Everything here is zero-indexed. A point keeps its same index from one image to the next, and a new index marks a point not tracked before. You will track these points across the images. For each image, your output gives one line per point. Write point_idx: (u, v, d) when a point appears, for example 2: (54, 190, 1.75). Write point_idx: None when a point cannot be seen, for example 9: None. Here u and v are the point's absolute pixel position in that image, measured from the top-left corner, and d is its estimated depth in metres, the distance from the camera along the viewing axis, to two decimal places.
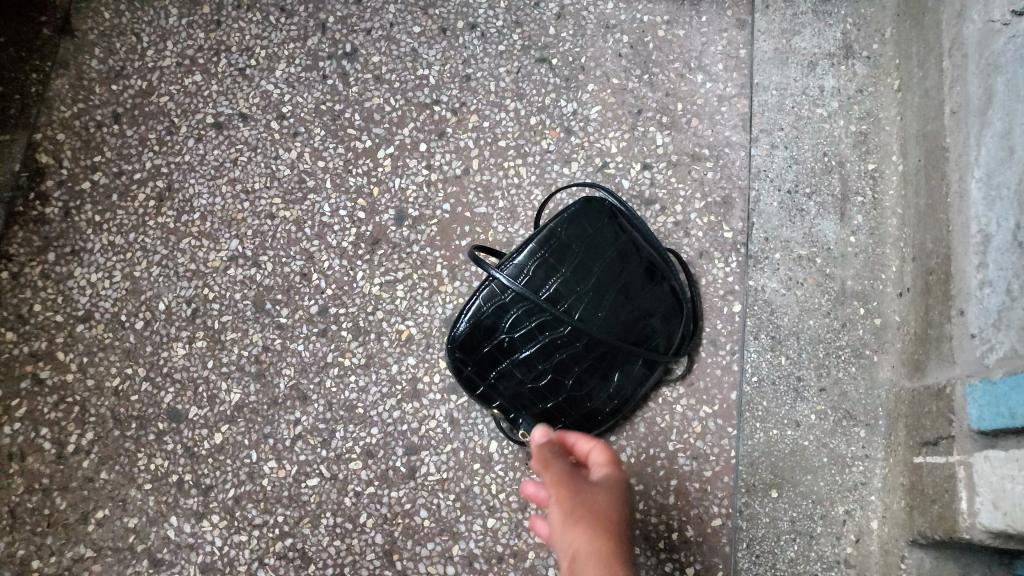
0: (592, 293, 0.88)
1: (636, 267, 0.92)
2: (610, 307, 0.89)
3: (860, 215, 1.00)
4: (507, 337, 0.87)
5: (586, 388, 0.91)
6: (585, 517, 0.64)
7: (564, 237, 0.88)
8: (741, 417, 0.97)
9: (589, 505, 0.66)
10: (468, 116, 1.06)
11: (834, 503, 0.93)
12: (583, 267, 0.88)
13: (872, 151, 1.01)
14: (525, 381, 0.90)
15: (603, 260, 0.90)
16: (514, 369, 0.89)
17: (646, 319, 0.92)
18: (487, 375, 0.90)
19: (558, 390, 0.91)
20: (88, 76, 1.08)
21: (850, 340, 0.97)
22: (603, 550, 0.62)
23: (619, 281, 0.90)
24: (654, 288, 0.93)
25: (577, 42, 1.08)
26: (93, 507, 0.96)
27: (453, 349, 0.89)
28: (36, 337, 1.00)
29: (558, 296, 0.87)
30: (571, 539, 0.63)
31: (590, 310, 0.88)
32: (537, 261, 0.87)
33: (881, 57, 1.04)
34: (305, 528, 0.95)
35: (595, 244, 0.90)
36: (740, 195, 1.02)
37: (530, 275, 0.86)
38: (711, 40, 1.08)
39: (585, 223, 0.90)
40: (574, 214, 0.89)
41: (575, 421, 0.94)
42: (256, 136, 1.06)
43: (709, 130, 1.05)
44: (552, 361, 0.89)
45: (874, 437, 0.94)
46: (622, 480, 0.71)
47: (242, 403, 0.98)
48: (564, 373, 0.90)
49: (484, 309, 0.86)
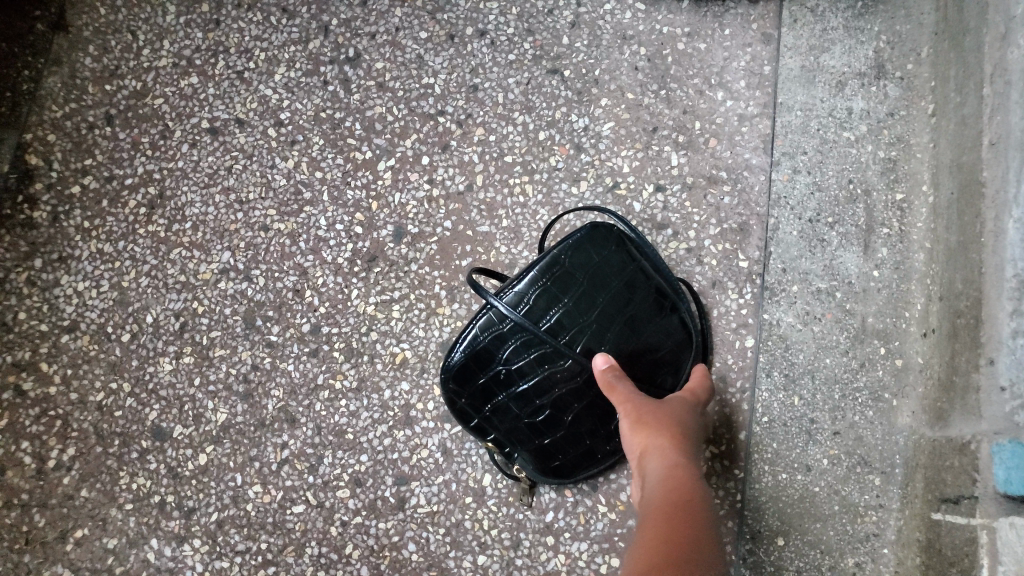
0: (594, 325, 0.83)
1: (645, 298, 0.86)
2: (614, 341, 0.84)
3: (885, 248, 0.92)
4: (504, 368, 0.82)
5: (586, 425, 0.86)
6: (652, 424, 0.74)
7: (569, 265, 0.83)
8: (748, 459, 0.92)
9: (658, 414, 0.75)
10: (474, 128, 1.01)
11: (844, 555, 0.87)
12: (588, 297, 0.83)
13: (902, 180, 0.93)
14: (522, 416, 0.85)
15: (609, 291, 0.84)
16: (510, 402, 0.84)
17: (652, 354, 0.86)
18: (483, 409, 0.85)
19: (557, 425, 0.86)
20: (81, 75, 1.04)
21: (869, 381, 0.90)
22: (667, 443, 0.71)
23: (624, 313, 0.84)
24: (663, 320, 0.87)
25: (591, 53, 1.02)
26: (73, 525, 0.93)
27: (446, 381, 0.84)
28: (19, 346, 0.97)
29: (560, 327, 0.82)
30: (640, 439, 0.73)
31: (593, 343, 0.83)
32: (538, 290, 0.82)
33: (915, 79, 0.94)
34: (288, 557, 0.91)
35: (602, 273, 0.84)
36: (757, 222, 0.97)
37: (531, 305, 0.82)
38: (734, 55, 1.01)
39: (592, 250, 0.84)
40: (580, 241, 0.84)
41: (575, 459, 0.88)
42: (253, 144, 1.02)
43: (728, 152, 0.99)
44: (551, 396, 0.84)
45: (890, 486, 0.87)
46: (695, 402, 0.79)
47: (229, 423, 0.95)
48: (563, 409, 0.85)
49: (481, 339, 0.81)
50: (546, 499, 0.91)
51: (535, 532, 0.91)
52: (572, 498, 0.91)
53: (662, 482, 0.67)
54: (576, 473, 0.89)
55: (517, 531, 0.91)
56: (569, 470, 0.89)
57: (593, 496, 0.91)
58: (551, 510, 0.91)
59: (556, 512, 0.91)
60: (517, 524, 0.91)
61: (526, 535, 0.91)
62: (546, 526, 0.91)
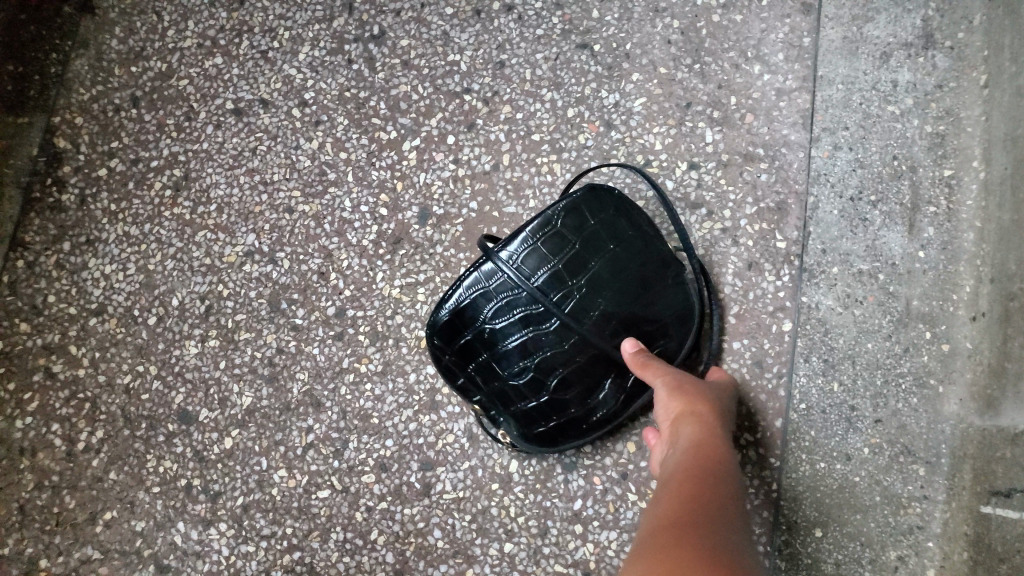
0: (586, 289, 0.79)
1: (642, 266, 0.81)
2: (606, 307, 0.79)
3: (930, 228, 0.87)
4: (488, 327, 0.79)
5: (571, 392, 0.82)
6: (688, 397, 0.73)
7: (562, 228, 0.79)
8: (786, 447, 0.88)
9: (694, 389, 0.74)
10: (501, 106, 0.98)
11: (886, 548, 0.83)
12: (580, 260, 0.79)
13: (951, 155, 0.88)
14: (506, 378, 0.81)
15: (604, 256, 0.80)
16: (494, 363, 0.81)
17: (646, 324, 0.81)
18: (466, 367, 0.82)
19: (541, 390, 0.81)
20: (107, 57, 1.05)
21: (913, 367, 0.86)
22: (702, 414, 0.71)
23: (620, 279, 0.80)
24: (662, 290, 0.82)
25: (622, 27, 0.99)
26: (102, 507, 0.93)
27: (431, 335, 0.81)
28: (49, 329, 0.98)
29: (548, 288, 0.78)
30: (674, 410, 0.72)
31: (584, 306, 0.79)
32: (529, 250, 0.78)
33: (966, 48, 0.89)
34: (314, 541, 0.91)
35: (596, 238, 0.80)
36: (796, 200, 0.93)
37: (519, 264, 0.77)
38: (772, 27, 0.97)
39: (587, 213, 0.80)
40: (576, 203, 0.80)
41: (561, 428, 0.84)
42: (277, 124, 1.01)
43: (765, 127, 0.95)
44: (536, 358, 0.80)
45: (935, 477, 0.83)
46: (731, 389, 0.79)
47: (254, 407, 0.94)
48: (548, 373, 0.80)
49: (467, 294, 0.78)
50: (575, 486, 0.88)
51: (563, 520, 0.88)
52: (601, 486, 0.88)
53: (689, 447, 0.66)
54: (560, 441, 0.85)
55: (545, 519, 0.88)
56: (552, 439, 0.85)
57: (623, 484, 0.88)
58: (579, 498, 0.88)
59: (585, 500, 0.88)
60: (544, 512, 0.88)
61: (554, 523, 0.88)
62: (574, 514, 0.88)
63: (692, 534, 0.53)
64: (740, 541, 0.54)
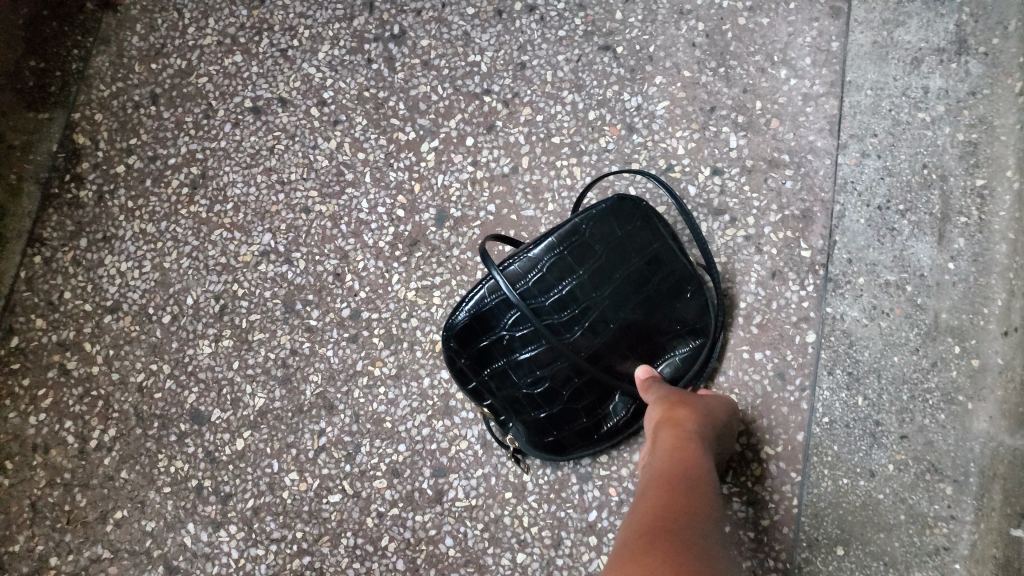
0: (607, 301, 0.78)
1: (665, 280, 0.80)
2: (625, 320, 0.79)
3: (961, 238, 0.84)
4: (507, 334, 0.77)
5: (583, 402, 0.81)
6: (675, 408, 0.73)
7: (588, 237, 0.77)
8: (807, 462, 0.86)
9: (682, 399, 0.74)
10: (521, 108, 0.97)
11: (911, 569, 0.81)
12: (604, 272, 0.78)
13: (982, 164, 0.84)
14: (521, 386, 0.80)
15: (628, 268, 0.78)
16: (510, 369, 0.79)
17: (660, 336, 0.81)
18: (482, 372, 0.80)
19: (555, 399, 0.81)
20: (128, 54, 1.04)
21: (941, 382, 0.83)
22: (686, 424, 0.71)
23: (641, 292, 0.79)
24: (681, 303, 0.81)
25: (646, 29, 0.97)
26: (113, 506, 0.93)
27: (447, 338, 0.79)
28: (65, 325, 0.98)
29: (570, 300, 0.77)
30: (661, 418, 0.73)
31: (603, 318, 0.78)
32: (554, 259, 0.77)
33: (1001, 54, 0.86)
34: (324, 546, 0.89)
35: (621, 249, 0.78)
36: (822, 209, 0.90)
37: (544, 273, 0.76)
38: (800, 31, 0.95)
39: (614, 223, 0.78)
40: (603, 212, 0.78)
41: (570, 437, 0.83)
42: (295, 123, 1.00)
43: (791, 133, 0.93)
44: (552, 368, 0.79)
45: (963, 496, 0.80)
46: (728, 400, 0.79)
47: (266, 408, 0.93)
48: (563, 383, 0.80)
49: (488, 300, 0.76)
50: (590, 497, 0.86)
51: (577, 531, 0.86)
52: (617, 497, 0.86)
53: (666, 457, 0.66)
54: (568, 451, 0.84)
55: (558, 529, 0.87)
56: (560, 447, 0.84)
57: None
58: (594, 509, 0.86)
59: (600, 511, 0.86)
60: (558, 522, 0.87)
61: (567, 534, 0.86)
62: (589, 525, 0.86)
63: (660, 545, 0.54)
64: (712, 549, 0.55)
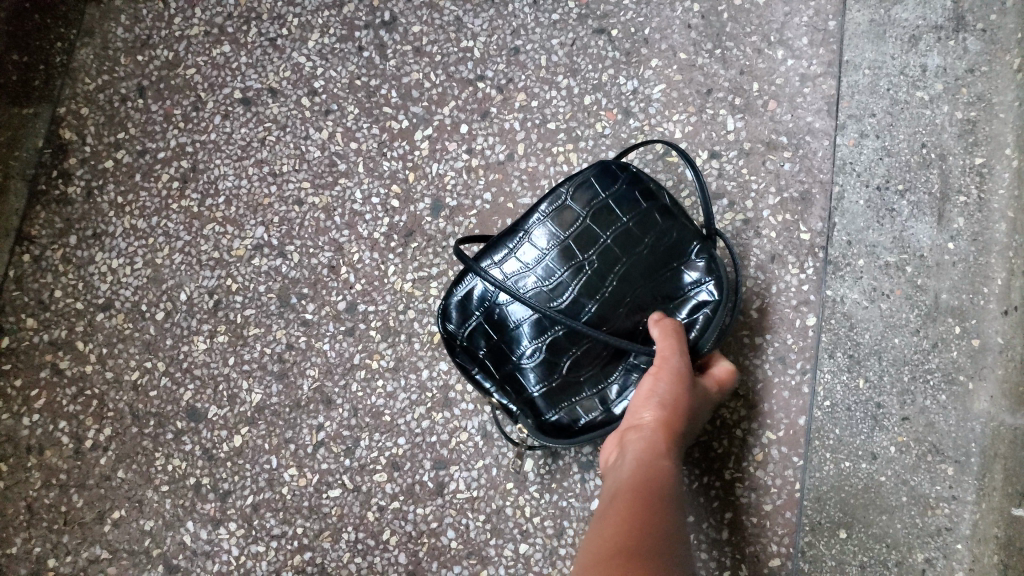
0: (596, 267, 0.76)
1: (659, 241, 0.77)
2: (618, 284, 0.76)
3: (961, 218, 0.84)
4: (498, 308, 0.76)
5: (583, 372, 0.77)
6: (665, 398, 0.70)
7: (570, 203, 0.77)
8: (809, 446, 0.86)
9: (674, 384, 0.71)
10: (515, 94, 0.95)
11: (913, 551, 0.81)
12: (589, 236, 0.76)
13: (981, 143, 0.84)
14: (516, 362, 0.77)
15: (616, 231, 0.76)
16: (505, 345, 0.77)
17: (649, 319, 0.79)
18: (478, 353, 0.78)
19: (552, 372, 0.77)
20: (113, 46, 1.03)
21: (943, 362, 0.82)
22: (666, 427, 0.69)
23: (634, 254, 0.76)
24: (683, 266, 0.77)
25: (640, 11, 0.96)
26: (110, 506, 0.92)
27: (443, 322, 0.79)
28: (57, 324, 0.96)
29: (555, 269, 0.76)
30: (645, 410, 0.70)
31: (594, 285, 0.75)
32: (536, 227, 0.77)
33: (999, 31, 0.86)
34: (324, 542, 0.89)
35: (607, 213, 0.77)
36: (821, 191, 0.89)
37: (526, 243, 0.77)
38: (795, 11, 0.94)
39: (598, 187, 0.77)
40: (586, 177, 0.77)
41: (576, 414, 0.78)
42: (287, 114, 0.98)
43: (789, 115, 0.91)
44: (546, 338, 0.76)
45: (964, 477, 0.80)
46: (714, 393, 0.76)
47: (264, 404, 0.92)
48: (559, 354, 0.76)
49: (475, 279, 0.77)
50: (591, 486, 0.86)
51: (580, 521, 0.86)
52: None
53: (638, 467, 0.65)
54: (574, 432, 0.78)
55: (560, 519, 0.86)
56: (567, 425, 0.78)
57: None
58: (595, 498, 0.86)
59: None
60: (560, 512, 0.86)
61: (570, 523, 0.86)
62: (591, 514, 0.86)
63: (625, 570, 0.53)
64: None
